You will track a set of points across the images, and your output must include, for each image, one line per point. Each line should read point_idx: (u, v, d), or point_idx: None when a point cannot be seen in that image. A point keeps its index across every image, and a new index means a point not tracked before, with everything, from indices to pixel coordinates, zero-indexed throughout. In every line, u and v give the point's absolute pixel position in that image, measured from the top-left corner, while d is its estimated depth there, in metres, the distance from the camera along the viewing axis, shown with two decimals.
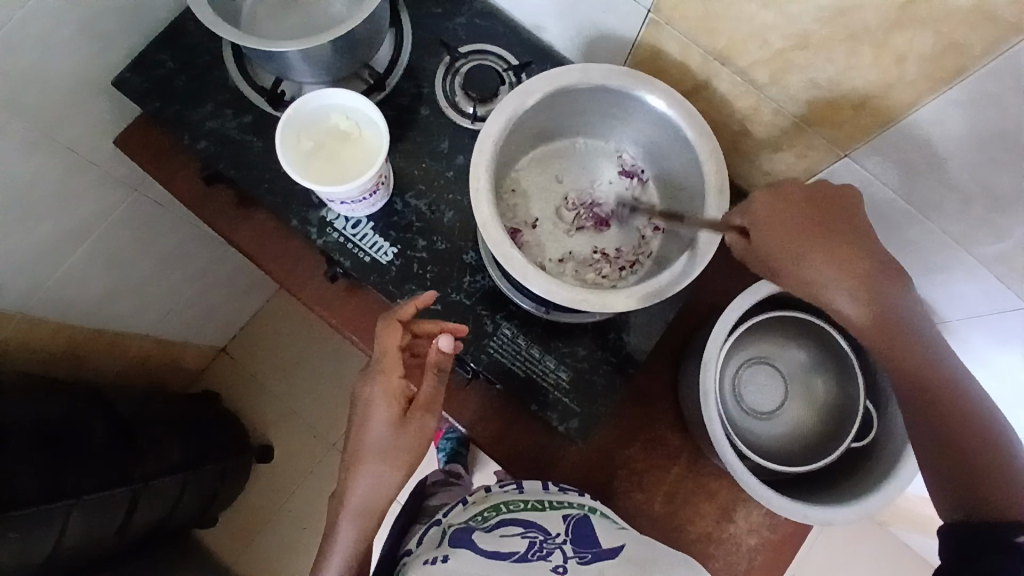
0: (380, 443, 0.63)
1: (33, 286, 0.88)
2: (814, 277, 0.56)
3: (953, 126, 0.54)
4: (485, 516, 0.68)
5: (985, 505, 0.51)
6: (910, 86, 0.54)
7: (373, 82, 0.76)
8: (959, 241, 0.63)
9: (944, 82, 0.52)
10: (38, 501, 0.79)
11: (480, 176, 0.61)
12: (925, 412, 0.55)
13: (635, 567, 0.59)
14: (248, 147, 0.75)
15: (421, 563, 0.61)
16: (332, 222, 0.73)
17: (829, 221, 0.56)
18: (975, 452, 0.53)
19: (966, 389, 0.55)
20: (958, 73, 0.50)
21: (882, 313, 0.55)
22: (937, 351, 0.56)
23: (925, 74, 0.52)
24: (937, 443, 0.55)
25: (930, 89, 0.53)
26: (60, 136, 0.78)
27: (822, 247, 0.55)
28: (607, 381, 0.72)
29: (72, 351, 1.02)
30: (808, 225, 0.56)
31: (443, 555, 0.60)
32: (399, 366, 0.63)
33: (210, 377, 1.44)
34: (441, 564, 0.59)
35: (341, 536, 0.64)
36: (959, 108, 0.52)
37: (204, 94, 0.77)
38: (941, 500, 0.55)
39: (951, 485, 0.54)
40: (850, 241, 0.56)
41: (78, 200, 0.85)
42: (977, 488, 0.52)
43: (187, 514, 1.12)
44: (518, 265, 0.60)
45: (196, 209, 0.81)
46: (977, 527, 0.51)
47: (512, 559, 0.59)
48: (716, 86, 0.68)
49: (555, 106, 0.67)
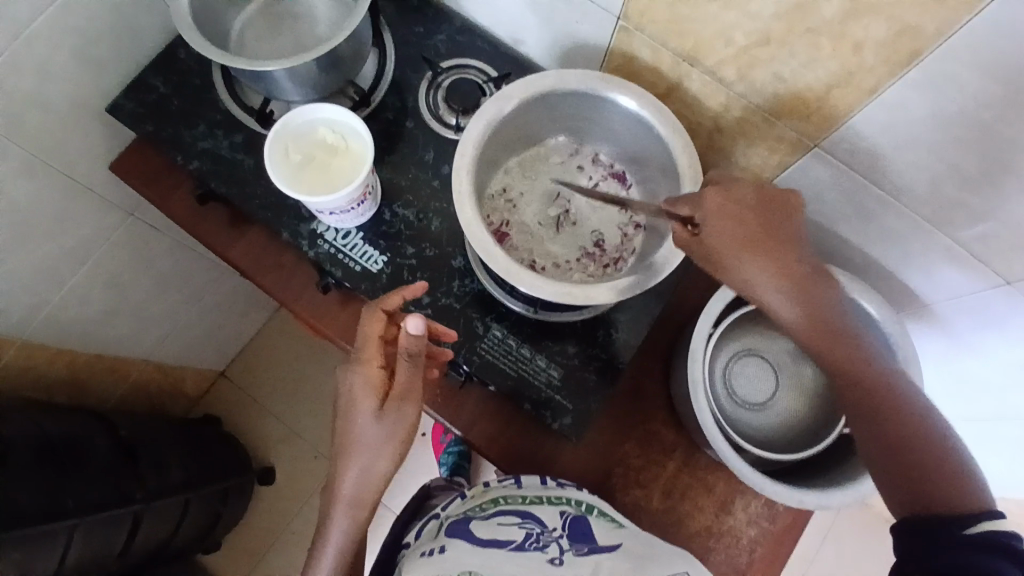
0: (364, 432, 0.65)
1: (33, 311, 0.89)
2: (751, 278, 0.56)
3: (915, 108, 0.56)
4: (483, 508, 0.69)
5: (934, 503, 0.50)
6: (869, 72, 0.56)
7: (358, 98, 0.78)
8: (933, 223, 0.65)
9: (902, 66, 0.54)
10: (38, 518, 0.79)
11: (463, 178, 0.63)
12: (867, 415, 0.54)
13: (631, 563, 0.60)
14: (240, 164, 0.78)
15: (418, 556, 0.63)
16: (323, 234, 0.75)
17: (765, 223, 0.57)
18: (923, 452, 0.52)
19: (904, 390, 0.54)
20: (914, 56, 0.53)
21: (820, 315, 0.55)
22: (868, 345, 0.56)
23: (881, 60, 0.55)
24: (884, 439, 0.54)
25: (888, 75, 0.55)
26: (56, 161, 0.80)
27: (763, 251, 0.56)
28: (598, 378, 0.73)
29: (72, 374, 1.03)
30: (746, 226, 0.56)
31: (440, 547, 0.62)
32: (380, 355, 0.65)
33: (212, 399, 1.45)
34: (438, 556, 0.60)
35: (335, 527, 0.67)
36: (917, 90, 0.55)
37: (196, 116, 0.79)
38: (892, 498, 0.53)
39: (904, 482, 0.52)
40: (786, 244, 0.56)
41: (75, 225, 0.88)
42: (925, 487, 0.51)
43: (189, 535, 1.12)
44: (503, 262, 0.61)
45: (190, 227, 0.83)
46: (933, 524, 0.49)
47: (508, 548, 0.61)
48: (688, 87, 0.71)
49: (534, 111, 0.70)
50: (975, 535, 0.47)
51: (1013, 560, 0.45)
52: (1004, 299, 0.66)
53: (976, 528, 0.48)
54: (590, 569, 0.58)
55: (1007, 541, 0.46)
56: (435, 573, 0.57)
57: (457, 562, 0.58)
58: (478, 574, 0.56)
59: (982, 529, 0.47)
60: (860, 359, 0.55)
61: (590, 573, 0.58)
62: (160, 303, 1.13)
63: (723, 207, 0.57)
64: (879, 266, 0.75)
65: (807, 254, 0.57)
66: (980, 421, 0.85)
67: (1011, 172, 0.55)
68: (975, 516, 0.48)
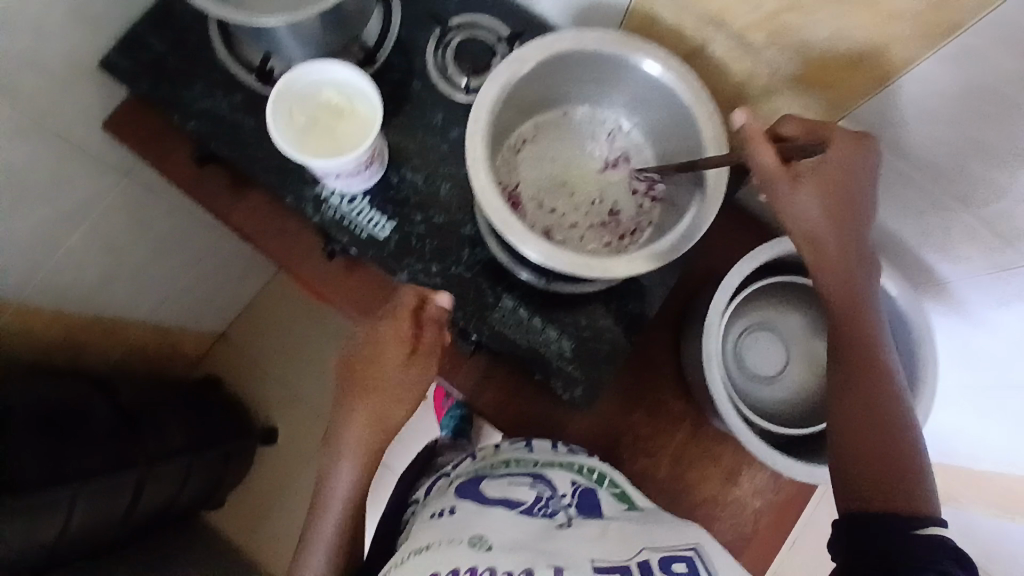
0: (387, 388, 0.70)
1: (28, 275, 0.87)
2: (800, 220, 0.55)
3: (947, 83, 0.54)
4: (494, 467, 0.69)
5: (882, 500, 0.51)
6: (902, 43, 0.54)
7: (363, 56, 0.75)
8: (958, 200, 0.63)
9: (938, 38, 0.51)
10: (36, 488, 0.78)
11: (476, 144, 0.60)
12: (860, 403, 0.54)
13: (638, 525, 0.60)
14: (240, 126, 0.75)
15: (428, 515, 0.63)
16: (328, 198, 0.73)
17: (846, 199, 0.55)
18: (893, 453, 0.52)
19: (905, 398, 0.55)
20: (953, 29, 0.50)
21: (849, 290, 0.55)
22: (878, 332, 0.56)
23: (917, 32, 0.52)
24: (858, 426, 0.54)
25: (925, 47, 0.53)
26: (50, 122, 0.77)
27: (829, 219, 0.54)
28: (609, 350, 0.72)
29: (68, 339, 1.02)
30: (830, 185, 0.55)
31: (449, 508, 0.62)
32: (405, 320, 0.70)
33: (212, 362, 1.45)
34: (448, 516, 0.60)
35: (340, 479, 0.70)
36: (953, 66, 0.53)
37: (194, 74, 0.75)
38: (841, 489, 0.54)
39: (859, 475, 0.53)
40: (851, 213, 0.55)
41: (73, 187, 0.85)
42: (884, 482, 0.51)
43: (191, 497, 1.13)
44: (517, 231, 0.59)
45: (190, 190, 0.80)
46: (879, 520, 0.50)
47: (515, 511, 0.61)
48: (711, 51, 0.67)
49: (552, 72, 0.66)
50: (922, 536, 0.47)
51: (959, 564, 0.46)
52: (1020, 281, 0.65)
53: (923, 531, 0.48)
54: (597, 531, 0.58)
55: (945, 544, 0.47)
56: (442, 536, 0.57)
57: (464, 522, 0.58)
58: (488, 537, 0.55)
59: (928, 532, 0.48)
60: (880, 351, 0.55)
61: (596, 535, 0.57)
62: (160, 268, 1.11)
63: (813, 173, 0.55)
64: (900, 241, 0.74)
65: (866, 242, 0.56)
66: (980, 395, 0.86)
67: None
68: (924, 519, 0.48)
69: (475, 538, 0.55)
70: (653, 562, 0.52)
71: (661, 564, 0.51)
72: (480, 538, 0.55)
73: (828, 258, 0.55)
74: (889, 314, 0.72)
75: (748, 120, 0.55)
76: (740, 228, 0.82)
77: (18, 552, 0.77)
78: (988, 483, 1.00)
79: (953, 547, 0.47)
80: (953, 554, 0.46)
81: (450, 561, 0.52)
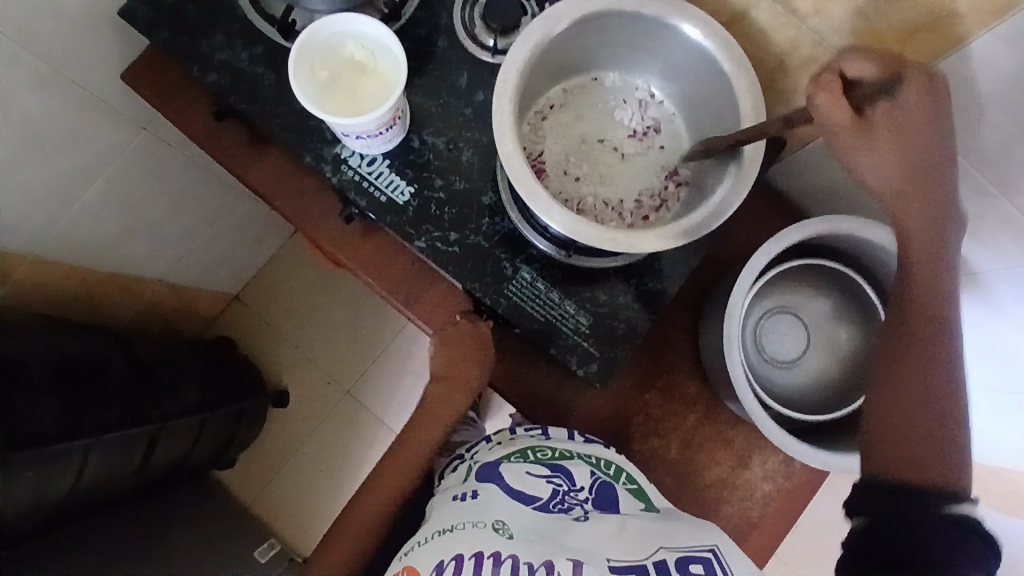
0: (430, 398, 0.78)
1: (46, 227, 0.87)
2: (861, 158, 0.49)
3: (999, 63, 0.52)
4: (510, 458, 0.66)
5: (909, 467, 0.46)
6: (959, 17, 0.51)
7: (388, 11, 0.72)
8: (997, 187, 0.61)
9: (997, 14, 0.49)
10: (53, 439, 0.78)
11: (504, 106, 0.58)
12: (909, 358, 0.48)
13: (656, 524, 0.59)
14: (260, 80, 0.72)
15: (448, 499, 0.64)
16: (347, 159, 0.71)
17: (922, 153, 0.48)
18: (934, 427, 0.46)
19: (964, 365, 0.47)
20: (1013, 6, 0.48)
21: (919, 226, 0.48)
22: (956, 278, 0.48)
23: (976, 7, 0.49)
24: (903, 383, 0.48)
25: (981, 23, 0.51)
26: (67, 69, 0.75)
27: (897, 164, 0.48)
28: (627, 327, 0.71)
29: (86, 295, 1.02)
30: (904, 124, 0.48)
31: (472, 492, 0.63)
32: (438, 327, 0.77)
33: (225, 322, 1.45)
34: (469, 502, 0.61)
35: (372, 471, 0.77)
36: (1009, 45, 0.50)
37: (213, 24, 0.73)
38: (869, 454, 0.48)
39: (892, 434, 0.47)
40: (925, 152, 0.48)
41: (89, 139, 0.84)
42: (920, 449, 0.46)
43: (204, 453, 1.15)
44: (542, 200, 0.57)
45: (208, 146, 0.79)
46: (903, 488, 0.45)
47: (533, 507, 0.61)
48: (754, 17, 0.64)
49: (585, 33, 0.63)
50: (951, 511, 0.43)
51: (981, 541, 0.43)
52: None
53: (953, 506, 0.44)
54: (615, 526, 0.59)
55: (969, 522, 0.43)
56: (467, 518, 0.59)
57: (487, 512, 0.59)
58: (510, 525, 0.58)
59: (956, 506, 0.44)
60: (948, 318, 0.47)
61: (615, 532, 0.58)
62: (176, 225, 1.10)
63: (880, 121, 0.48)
64: None
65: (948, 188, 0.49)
66: (1001, 391, 0.84)
67: None
68: (955, 496, 0.44)
69: (498, 523, 0.57)
70: (670, 563, 0.53)
71: (678, 566, 0.53)
72: (503, 524, 0.58)
73: (900, 201, 0.49)
74: None
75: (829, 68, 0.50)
76: (768, 208, 0.79)
77: (34, 501, 0.77)
78: (999, 479, 0.99)
79: (976, 523, 0.43)
80: (976, 533, 0.43)
81: (474, 542, 0.55)
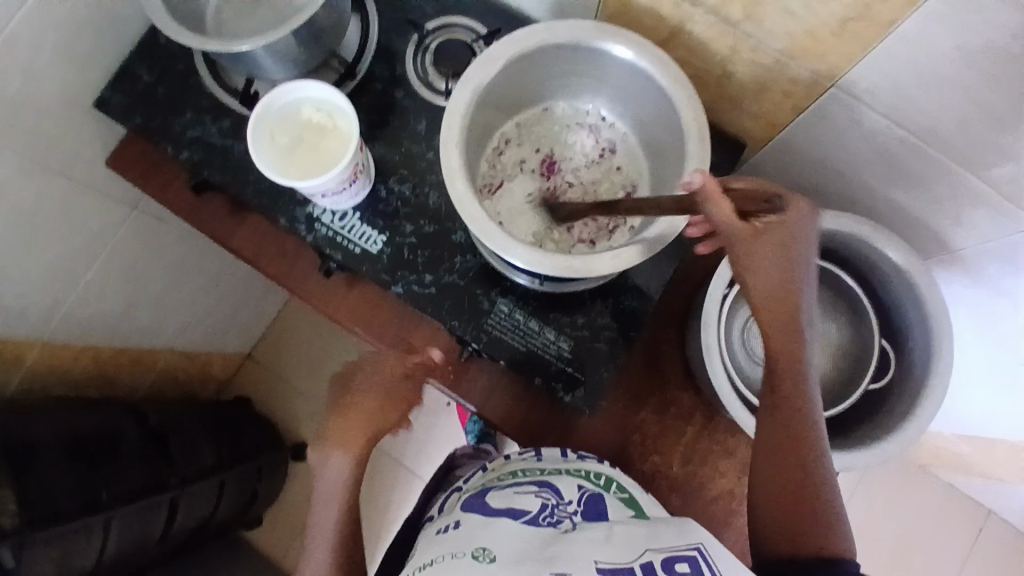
0: None
1: (52, 312, 0.90)
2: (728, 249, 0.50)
3: (940, 42, 0.51)
4: (501, 479, 0.68)
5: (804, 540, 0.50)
6: (888, 3, 0.50)
7: (343, 70, 0.75)
8: (963, 164, 0.60)
9: None
10: (71, 515, 0.80)
11: (452, 150, 0.60)
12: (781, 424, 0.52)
13: (645, 527, 0.56)
14: (231, 151, 0.76)
15: (434, 531, 0.62)
16: (319, 217, 0.73)
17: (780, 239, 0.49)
18: (819, 502, 0.51)
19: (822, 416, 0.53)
20: None
21: (773, 299, 0.50)
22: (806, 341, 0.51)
23: None
24: (778, 452, 0.52)
25: (908, 5, 0.49)
26: (51, 163, 0.79)
27: (761, 248, 0.49)
28: (609, 348, 0.71)
29: (97, 372, 1.05)
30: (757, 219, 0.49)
31: (455, 521, 0.61)
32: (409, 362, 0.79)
33: (240, 382, 1.48)
34: (453, 531, 0.60)
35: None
36: (941, 22, 0.49)
37: (183, 103, 0.77)
38: (765, 521, 0.53)
39: (784, 508, 0.52)
40: (773, 235, 0.49)
41: (82, 223, 0.88)
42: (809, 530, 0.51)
43: (227, 513, 1.16)
44: (498, 236, 0.58)
45: (191, 218, 0.82)
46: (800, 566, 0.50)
47: (521, 520, 0.59)
48: (691, 31, 0.65)
49: (525, 69, 0.65)
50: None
51: None
52: None
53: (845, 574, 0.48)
54: (602, 536, 0.55)
55: None
56: (448, 550, 0.56)
57: (470, 535, 0.58)
58: (492, 548, 0.55)
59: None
60: (812, 413, 0.52)
61: (601, 540, 0.55)
62: (176, 293, 1.14)
63: (764, 235, 0.49)
64: (905, 212, 0.71)
65: (802, 256, 0.50)
66: (1011, 368, 0.82)
67: None
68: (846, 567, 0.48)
69: (479, 550, 0.55)
70: (656, 564, 0.51)
71: (664, 567, 0.50)
72: (483, 550, 0.55)
73: (749, 270, 0.50)
74: (902, 289, 0.69)
75: (706, 177, 0.49)
76: None
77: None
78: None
79: None
80: None
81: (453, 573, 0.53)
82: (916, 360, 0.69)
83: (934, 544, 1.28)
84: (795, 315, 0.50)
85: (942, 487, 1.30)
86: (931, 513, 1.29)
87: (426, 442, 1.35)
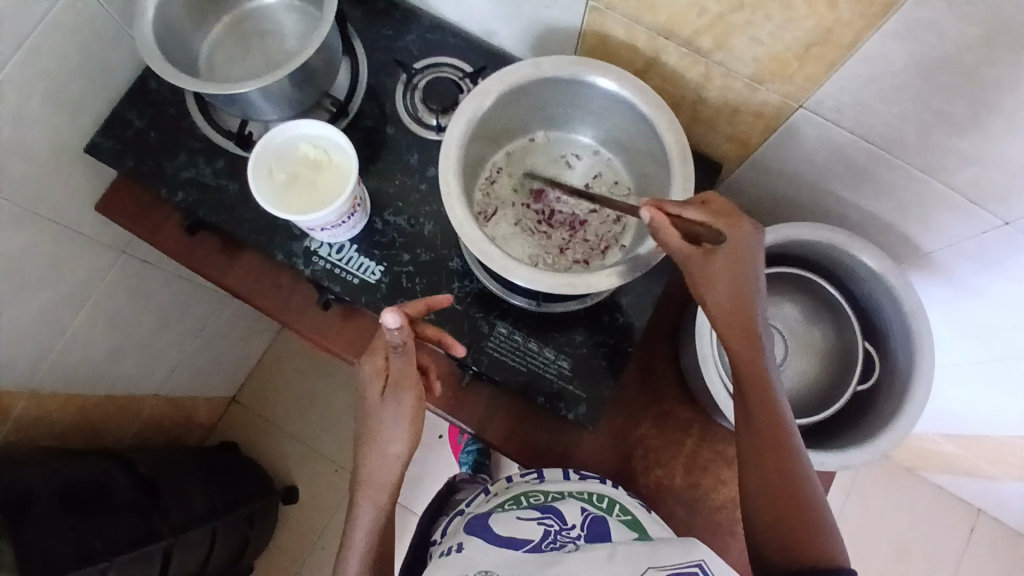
0: (378, 417, 0.63)
1: (38, 360, 0.88)
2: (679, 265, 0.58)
3: (896, 59, 0.56)
4: (503, 506, 0.67)
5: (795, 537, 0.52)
6: (847, 27, 0.55)
7: (335, 109, 0.77)
8: (926, 171, 0.65)
9: (878, 18, 0.53)
10: (66, 567, 0.77)
11: (451, 179, 0.62)
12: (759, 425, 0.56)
13: (645, 546, 0.57)
14: (225, 190, 0.77)
15: (439, 554, 0.63)
16: (317, 250, 0.75)
17: (732, 255, 0.56)
18: (803, 499, 0.53)
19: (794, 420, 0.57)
20: (888, 10, 0.52)
21: (734, 308, 0.57)
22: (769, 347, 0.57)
23: (857, 15, 0.53)
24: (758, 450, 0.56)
25: (864, 29, 0.54)
26: (40, 209, 0.79)
27: (709, 263, 0.57)
28: (607, 363, 0.73)
29: (83, 419, 1.02)
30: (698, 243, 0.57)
31: (458, 545, 0.62)
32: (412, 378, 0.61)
33: (226, 426, 1.45)
34: (456, 555, 0.60)
35: (362, 512, 0.65)
36: (896, 42, 0.54)
37: (175, 146, 0.78)
38: (756, 523, 0.54)
39: (771, 505, 0.54)
40: (719, 253, 0.56)
41: (70, 269, 0.87)
42: (797, 527, 0.52)
43: (220, 561, 1.13)
44: (498, 258, 0.60)
45: (183, 258, 0.82)
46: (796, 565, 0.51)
47: (524, 549, 0.59)
48: (666, 61, 0.70)
49: (513, 102, 0.69)
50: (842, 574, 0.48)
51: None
52: (1003, 239, 0.67)
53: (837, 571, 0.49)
54: (605, 554, 0.56)
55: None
56: (452, 574, 0.57)
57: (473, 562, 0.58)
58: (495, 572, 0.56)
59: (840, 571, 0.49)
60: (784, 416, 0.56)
61: (604, 559, 0.55)
62: (163, 336, 1.12)
63: (711, 254, 0.57)
64: (877, 219, 0.76)
65: (756, 271, 0.57)
66: (986, 362, 0.86)
67: (999, 117, 0.56)
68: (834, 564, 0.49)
69: None
70: None
71: None
72: (485, 573, 0.56)
73: (704, 281, 0.57)
74: (881, 292, 0.73)
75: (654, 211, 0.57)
76: None
77: None
78: (1008, 451, 1.00)
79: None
80: None
81: None
82: (900, 358, 0.73)
83: (929, 544, 1.31)
84: (753, 322, 0.57)
85: (932, 489, 1.33)
86: (925, 515, 1.32)
87: (422, 476, 1.34)
